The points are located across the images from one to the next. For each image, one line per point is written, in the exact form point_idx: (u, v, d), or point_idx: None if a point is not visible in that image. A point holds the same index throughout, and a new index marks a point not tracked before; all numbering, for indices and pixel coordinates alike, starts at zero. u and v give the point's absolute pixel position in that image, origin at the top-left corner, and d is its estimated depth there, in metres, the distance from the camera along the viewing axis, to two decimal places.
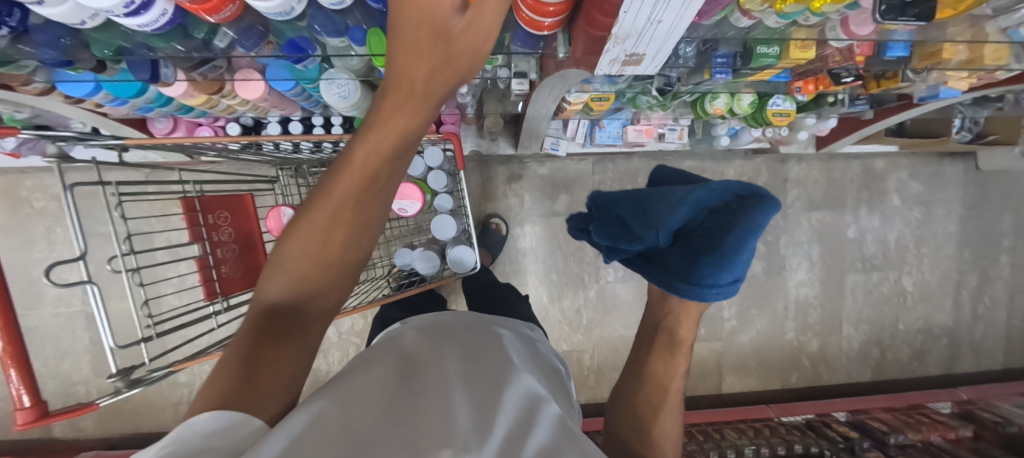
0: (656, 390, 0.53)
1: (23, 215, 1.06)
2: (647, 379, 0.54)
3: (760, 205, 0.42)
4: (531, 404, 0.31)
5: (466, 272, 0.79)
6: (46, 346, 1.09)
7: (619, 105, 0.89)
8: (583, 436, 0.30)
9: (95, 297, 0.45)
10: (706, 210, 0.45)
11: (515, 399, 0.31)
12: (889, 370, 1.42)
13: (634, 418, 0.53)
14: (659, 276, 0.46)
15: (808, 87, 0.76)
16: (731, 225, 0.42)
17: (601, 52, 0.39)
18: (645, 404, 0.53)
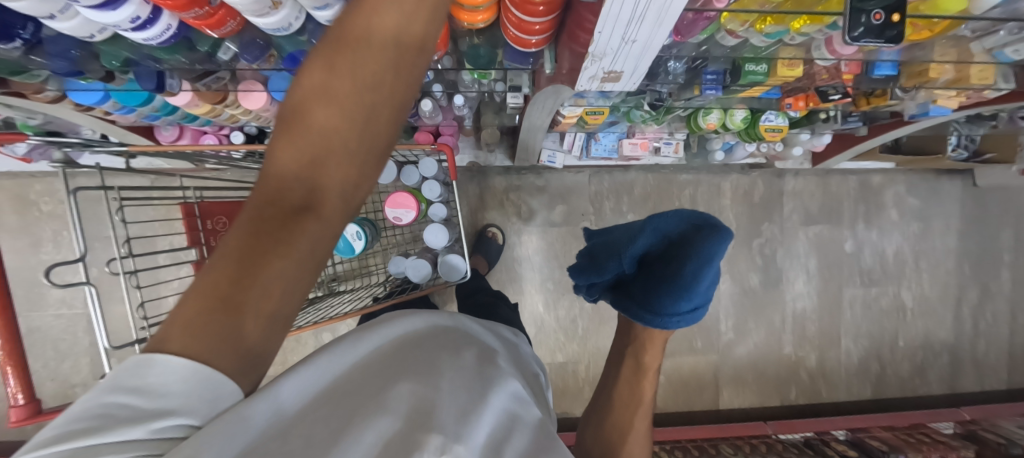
0: (626, 411, 0.56)
1: (32, 217, 1.09)
2: (615, 402, 0.57)
3: (713, 235, 0.48)
4: (512, 404, 0.34)
5: (457, 280, 0.79)
6: (47, 347, 1.10)
7: (614, 118, 0.91)
8: (551, 443, 0.33)
9: (92, 300, 0.47)
10: (666, 238, 0.53)
11: (502, 395, 0.34)
12: (890, 387, 1.40)
13: (606, 434, 0.56)
14: (632, 304, 0.52)
15: (798, 103, 0.77)
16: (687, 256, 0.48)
17: (581, 70, 0.41)
18: (614, 428, 0.56)
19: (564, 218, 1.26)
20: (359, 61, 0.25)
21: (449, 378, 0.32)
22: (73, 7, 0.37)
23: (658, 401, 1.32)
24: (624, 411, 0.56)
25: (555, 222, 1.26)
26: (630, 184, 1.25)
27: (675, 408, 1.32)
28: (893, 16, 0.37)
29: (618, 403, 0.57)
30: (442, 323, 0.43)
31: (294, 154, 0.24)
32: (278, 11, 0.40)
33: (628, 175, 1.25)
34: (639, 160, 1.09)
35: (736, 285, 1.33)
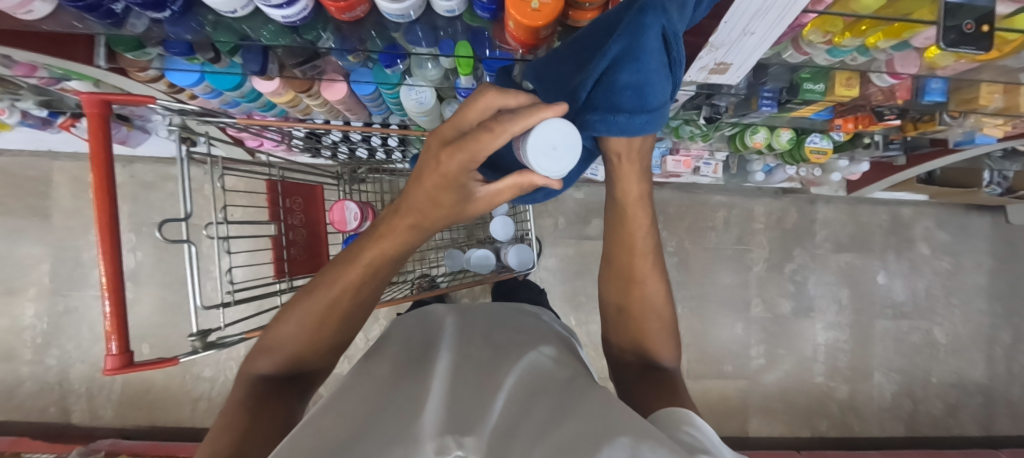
0: (625, 268, 0.45)
1: (87, 199, 1.13)
2: (608, 257, 0.47)
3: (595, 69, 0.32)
4: (521, 393, 0.36)
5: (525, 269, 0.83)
6: (83, 329, 1.11)
7: (660, 134, 0.95)
8: (571, 400, 0.34)
9: (190, 260, 0.49)
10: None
11: (508, 393, 0.36)
12: (924, 426, 1.34)
13: (619, 296, 0.47)
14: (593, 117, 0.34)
15: (848, 125, 0.80)
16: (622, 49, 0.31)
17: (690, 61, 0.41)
18: (620, 294, 0.47)
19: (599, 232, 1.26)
20: (338, 274, 0.40)
21: (452, 380, 0.38)
22: None
23: None
24: (623, 266, 0.45)
25: (589, 236, 1.27)
26: (665, 202, 1.27)
27: None
28: (983, 27, 0.39)
29: (612, 255, 0.46)
30: (442, 342, 0.48)
31: (280, 343, 0.41)
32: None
33: (662, 193, 1.27)
34: (678, 177, 1.11)
35: (768, 310, 1.30)
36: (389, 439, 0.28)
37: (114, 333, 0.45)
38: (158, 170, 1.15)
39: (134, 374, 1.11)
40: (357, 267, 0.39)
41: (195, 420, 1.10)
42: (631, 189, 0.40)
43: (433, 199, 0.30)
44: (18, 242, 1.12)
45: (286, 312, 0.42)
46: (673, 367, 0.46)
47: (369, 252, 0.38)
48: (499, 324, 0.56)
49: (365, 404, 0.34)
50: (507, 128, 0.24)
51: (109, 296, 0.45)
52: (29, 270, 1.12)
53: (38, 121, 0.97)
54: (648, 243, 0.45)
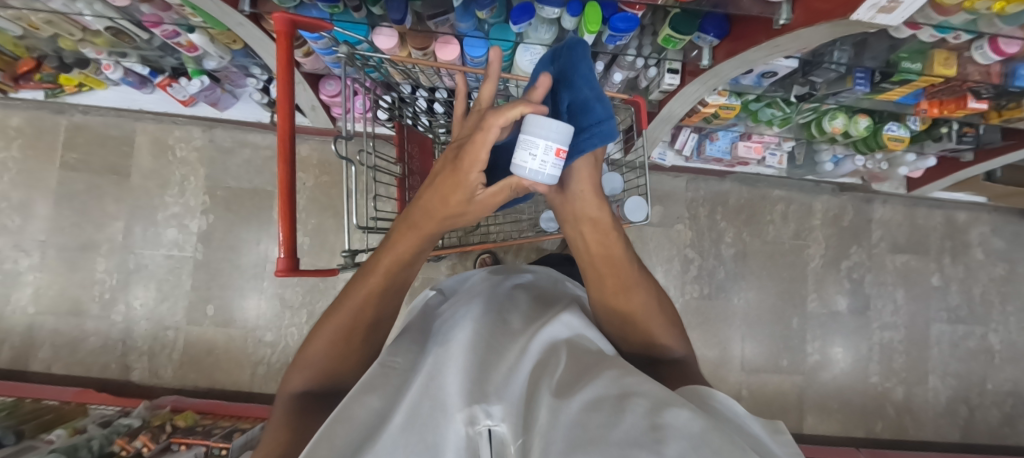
0: (610, 282, 0.43)
1: (166, 161, 1.16)
2: (586, 271, 0.45)
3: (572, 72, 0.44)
4: (550, 352, 0.33)
5: (638, 222, 0.66)
6: (151, 286, 1.12)
7: (737, 119, 0.98)
8: (609, 365, 0.30)
9: (348, 179, 0.51)
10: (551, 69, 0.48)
11: (535, 351, 0.32)
12: (980, 434, 1.31)
13: (611, 310, 0.43)
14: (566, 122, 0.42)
15: (933, 110, 0.83)
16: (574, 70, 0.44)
17: (860, 2, 0.43)
18: (610, 314, 0.43)
19: (660, 219, 1.27)
20: (370, 270, 0.41)
21: (476, 331, 0.35)
22: None
23: None
24: (606, 278, 0.43)
25: (650, 222, 1.27)
26: (724, 194, 1.29)
27: None
28: None
29: (590, 275, 0.45)
30: (458, 308, 0.45)
31: (311, 354, 0.38)
32: None
33: (722, 185, 1.29)
34: (743, 166, 1.14)
35: (824, 306, 1.30)
36: (421, 408, 0.24)
37: (284, 242, 0.46)
38: (237, 137, 1.18)
39: (196, 335, 1.12)
40: (367, 270, 0.41)
41: (254, 384, 1.10)
42: (589, 203, 0.43)
43: (446, 201, 0.38)
44: (96, 198, 1.14)
45: (317, 330, 0.40)
46: (684, 355, 0.43)
47: (387, 258, 0.41)
48: (513, 287, 0.53)
49: (389, 380, 0.31)
50: (494, 123, 0.32)
51: (283, 205, 0.45)
52: (105, 225, 1.14)
53: (136, 78, 1.00)
54: (621, 254, 0.44)
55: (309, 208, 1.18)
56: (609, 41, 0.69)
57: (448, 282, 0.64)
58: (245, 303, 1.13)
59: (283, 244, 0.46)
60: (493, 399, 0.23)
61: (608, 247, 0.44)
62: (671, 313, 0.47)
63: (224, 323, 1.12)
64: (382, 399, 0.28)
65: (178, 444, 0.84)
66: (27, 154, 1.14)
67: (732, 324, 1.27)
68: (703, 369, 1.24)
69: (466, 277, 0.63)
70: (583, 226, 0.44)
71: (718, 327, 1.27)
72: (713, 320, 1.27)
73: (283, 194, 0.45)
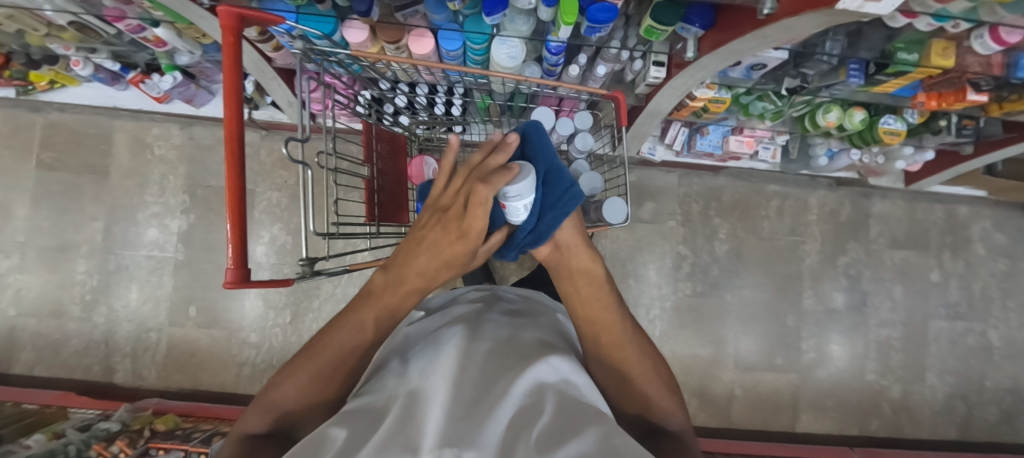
0: (605, 338, 0.43)
1: (145, 159, 1.14)
2: (578, 317, 0.45)
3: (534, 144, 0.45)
4: (536, 396, 0.31)
5: (618, 223, 0.62)
6: (132, 287, 1.11)
7: (728, 113, 0.95)
8: (595, 421, 0.28)
9: (305, 183, 0.49)
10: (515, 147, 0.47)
11: (520, 396, 0.31)
12: (977, 432, 1.29)
13: (607, 361, 0.43)
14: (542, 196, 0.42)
15: (931, 102, 0.80)
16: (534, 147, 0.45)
17: None
18: (609, 368, 0.43)
19: (652, 216, 1.24)
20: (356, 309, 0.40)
21: (463, 373, 0.34)
22: None
23: (733, 416, 1.22)
24: (601, 326, 0.43)
25: (642, 219, 1.24)
26: (719, 189, 1.26)
27: (751, 427, 1.22)
28: None
29: (584, 329, 0.45)
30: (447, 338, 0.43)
31: (277, 388, 0.35)
32: None
33: (717, 180, 1.26)
34: (736, 161, 1.11)
35: (820, 303, 1.28)
36: (393, 444, 0.23)
37: (233, 249, 0.44)
38: (216, 135, 1.15)
39: (180, 336, 1.11)
40: (354, 317, 0.39)
41: (239, 385, 1.10)
42: (580, 255, 0.46)
43: (445, 264, 0.40)
44: (75, 198, 1.12)
45: (293, 365, 0.37)
46: (682, 428, 0.41)
47: (376, 306, 0.40)
48: (503, 311, 0.52)
49: (365, 414, 0.29)
50: (485, 196, 0.34)
51: (232, 210, 0.43)
52: (85, 226, 1.12)
53: (108, 75, 0.97)
54: (613, 311, 0.44)
55: (292, 207, 1.16)
56: (588, 34, 0.66)
57: (435, 300, 0.63)
58: (229, 303, 1.12)
59: (231, 252, 0.43)
60: (469, 446, 0.23)
61: (600, 302, 0.45)
62: (667, 374, 0.44)
63: (208, 324, 1.11)
64: (353, 430, 0.26)
65: (156, 448, 0.83)
66: (3, 154, 1.12)
67: (726, 322, 1.25)
68: (696, 367, 1.23)
69: (457, 297, 0.62)
70: (577, 278, 0.46)
71: (710, 325, 1.25)
72: (706, 318, 1.24)
73: (231, 199, 0.43)
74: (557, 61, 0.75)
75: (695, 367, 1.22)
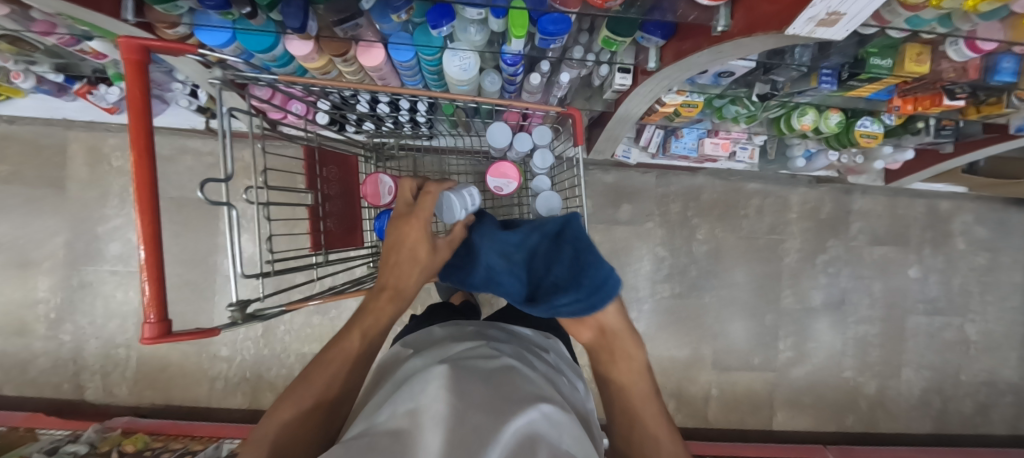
0: (637, 428, 0.47)
1: (101, 171, 1.09)
2: (615, 403, 0.52)
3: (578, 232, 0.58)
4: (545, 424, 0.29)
5: None
6: (97, 304, 1.09)
7: (703, 115, 0.92)
8: None
9: (231, 224, 0.46)
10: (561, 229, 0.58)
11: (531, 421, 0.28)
12: (953, 424, 1.30)
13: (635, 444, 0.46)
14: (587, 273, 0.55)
15: (907, 107, 0.77)
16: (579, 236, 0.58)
17: (798, 11, 0.36)
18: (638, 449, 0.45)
19: (629, 218, 1.22)
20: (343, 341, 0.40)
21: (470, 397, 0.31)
22: None
23: (709, 415, 1.23)
24: (632, 411, 0.49)
25: (619, 222, 1.21)
26: (697, 189, 1.23)
27: (727, 426, 1.24)
28: None
29: (619, 417, 0.50)
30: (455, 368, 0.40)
31: (265, 425, 0.32)
32: None
33: (695, 180, 1.23)
34: (713, 162, 1.08)
35: (799, 301, 1.28)
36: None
37: (152, 303, 0.42)
38: (174, 144, 1.11)
39: (150, 352, 1.10)
40: (349, 333, 0.41)
41: (213, 399, 1.10)
42: (624, 344, 0.55)
43: (414, 255, 0.50)
44: (31, 214, 1.08)
45: (283, 400, 0.34)
46: None
47: (357, 332, 0.41)
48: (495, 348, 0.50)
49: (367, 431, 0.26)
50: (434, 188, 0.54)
51: (149, 263, 0.42)
52: (44, 243, 1.08)
53: (53, 86, 0.92)
54: (649, 404, 0.50)
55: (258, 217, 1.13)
56: (542, 45, 0.62)
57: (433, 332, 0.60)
58: (200, 318, 1.11)
59: (149, 305, 0.42)
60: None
61: (633, 393, 0.51)
62: None
63: (178, 339, 1.10)
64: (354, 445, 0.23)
65: None
66: None
67: (704, 323, 1.24)
68: (673, 369, 1.23)
69: (447, 334, 0.58)
70: (621, 365, 0.54)
71: (688, 327, 1.24)
72: (684, 319, 1.23)
73: (147, 252, 0.41)
74: (515, 71, 0.71)
75: (673, 369, 1.23)
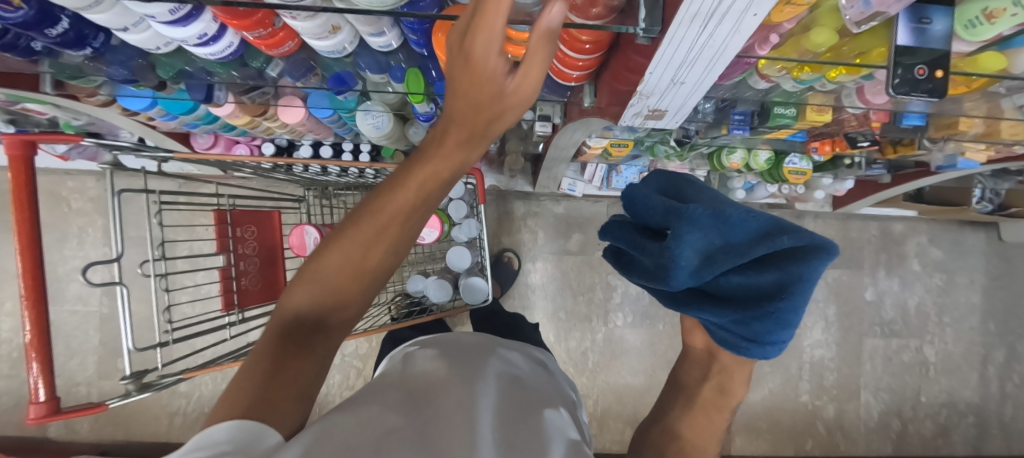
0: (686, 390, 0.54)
1: (61, 213, 1.12)
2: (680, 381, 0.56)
3: (745, 235, 0.33)
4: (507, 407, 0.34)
5: (478, 303, 0.72)
6: (58, 343, 1.12)
7: (637, 152, 0.93)
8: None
9: (121, 301, 0.48)
10: (724, 233, 0.33)
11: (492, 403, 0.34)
12: (913, 446, 1.30)
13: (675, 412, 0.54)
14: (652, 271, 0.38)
15: (825, 148, 0.79)
16: (739, 242, 0.33)
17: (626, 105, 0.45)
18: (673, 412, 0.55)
19: (580, 248, 1.23)
20: (392, 188, 0.31)
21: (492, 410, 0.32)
22: (146, 21, 0.39)
23: None
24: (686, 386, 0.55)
25: (570, 251, 1.23)
26: None
27: None
28: (938, 72, 0.35)
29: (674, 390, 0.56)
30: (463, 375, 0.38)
31: (326, 278, 0.31)
32: (336, 35, 0.42)
33: None
34: None
35: None
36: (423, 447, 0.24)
37: (32, 344, 0.44)
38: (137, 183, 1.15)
39: (109, 388, 1.12)
40: (333, 266, 0.31)
41: (172, 434, 1.12)
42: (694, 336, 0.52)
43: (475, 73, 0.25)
44: None
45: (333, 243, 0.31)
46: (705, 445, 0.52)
47: (415, 172, 0.30)
48: (499, 369, 0.43)
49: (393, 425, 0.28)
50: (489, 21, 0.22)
51: (30, 306, 0.44)
52: (3, 285, 1.11)
53: None
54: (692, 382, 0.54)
55: None
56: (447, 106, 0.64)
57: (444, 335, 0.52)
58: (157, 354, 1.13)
59: (29, 345, 0.44)
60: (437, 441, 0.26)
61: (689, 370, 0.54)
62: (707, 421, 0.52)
63: None
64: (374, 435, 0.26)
65: None
66: None
67: (659, 350, 1.24)
68: (627, 397, 1.24)
69: (455, 338, 0.51)
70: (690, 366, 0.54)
71: (642, 354, 1.24)
72: (641, 348, 1.24)
73: (29, 294, 0.44)
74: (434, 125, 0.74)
75: (628, 396, 1.23)
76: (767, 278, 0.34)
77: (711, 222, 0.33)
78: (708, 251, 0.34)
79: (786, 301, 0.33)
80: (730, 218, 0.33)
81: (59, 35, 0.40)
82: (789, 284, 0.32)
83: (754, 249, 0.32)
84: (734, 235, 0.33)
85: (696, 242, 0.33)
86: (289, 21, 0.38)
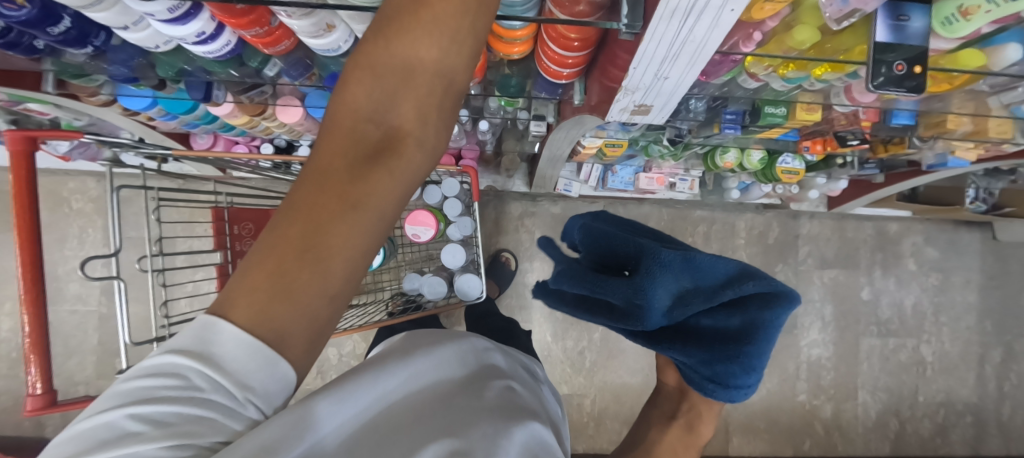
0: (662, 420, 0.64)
1: (61, 214, 1.13)
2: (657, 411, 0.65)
3: (710, 282, 0.43)
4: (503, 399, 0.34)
5: (472, 301, 0.74)
6: (57, 342, 1.13)
7: (631, 152, 0.94)
8: None
9: (119, 296, 0.49)
10: (690, 276, 0.43)
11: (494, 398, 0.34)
12: (911, 446, 1.29)
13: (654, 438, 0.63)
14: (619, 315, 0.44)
15: (816, 147, 0.79)
16: (705, 286, 0.42)
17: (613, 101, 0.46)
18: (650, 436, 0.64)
19: None
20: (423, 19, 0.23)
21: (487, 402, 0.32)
22: (146, 20, 0.41)
23: None
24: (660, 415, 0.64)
25: None
26: (644, 217, 1.26)
27: None
28: (915, 68, 0.36)
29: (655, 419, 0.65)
30: (462, 367, 0.37)
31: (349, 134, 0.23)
32: (331, 34, 0.43)
33: (642, 208, 1.26)
34: (654, 194, 1.10)
35: None
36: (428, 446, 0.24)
37: (30, 336, 0.45)
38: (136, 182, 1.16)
39: (106, 388, 1.12)
40: (391, 60, 0.23)
41: None
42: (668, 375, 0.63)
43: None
44: None
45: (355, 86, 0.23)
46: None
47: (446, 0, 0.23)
48: (489, 363, 0.42)
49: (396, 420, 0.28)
50: None
51: (28, 300, 0.45)
52: (3, 285, 1.12)
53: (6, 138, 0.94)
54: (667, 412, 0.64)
55: None
56: None
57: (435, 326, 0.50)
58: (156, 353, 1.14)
59: (28, 338, 0.44)
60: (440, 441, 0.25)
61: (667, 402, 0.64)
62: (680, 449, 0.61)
63: None
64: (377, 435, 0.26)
65: None
66: None
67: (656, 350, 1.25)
68: (625, 396, 1.24)
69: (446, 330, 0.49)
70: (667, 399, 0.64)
71: (639, 353, 1.24)
72: (638, 348, 1.24)
73: (27, 289, 0.44)
74: None
75: (625, 396, 1.23)
76: (733, 321, 0.44)
77: (682, 267, 0.42)
78: (679, 291, 0.43)
79: (748, 344, 0.44)
80: (698, 262, 0.43)
81: (60, 33, 0.41)
82: (750, 327, 0.44)
83: (719, 295, 0.41)
84: (699, 279, 0.43)
85: (669, 284, 0.42)
86: (285, 19, 0.39)
